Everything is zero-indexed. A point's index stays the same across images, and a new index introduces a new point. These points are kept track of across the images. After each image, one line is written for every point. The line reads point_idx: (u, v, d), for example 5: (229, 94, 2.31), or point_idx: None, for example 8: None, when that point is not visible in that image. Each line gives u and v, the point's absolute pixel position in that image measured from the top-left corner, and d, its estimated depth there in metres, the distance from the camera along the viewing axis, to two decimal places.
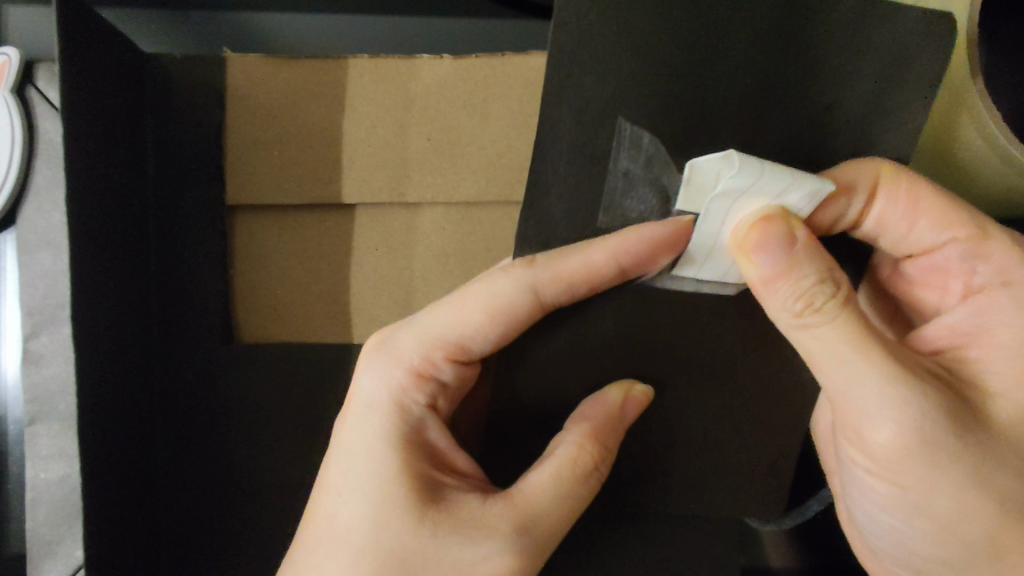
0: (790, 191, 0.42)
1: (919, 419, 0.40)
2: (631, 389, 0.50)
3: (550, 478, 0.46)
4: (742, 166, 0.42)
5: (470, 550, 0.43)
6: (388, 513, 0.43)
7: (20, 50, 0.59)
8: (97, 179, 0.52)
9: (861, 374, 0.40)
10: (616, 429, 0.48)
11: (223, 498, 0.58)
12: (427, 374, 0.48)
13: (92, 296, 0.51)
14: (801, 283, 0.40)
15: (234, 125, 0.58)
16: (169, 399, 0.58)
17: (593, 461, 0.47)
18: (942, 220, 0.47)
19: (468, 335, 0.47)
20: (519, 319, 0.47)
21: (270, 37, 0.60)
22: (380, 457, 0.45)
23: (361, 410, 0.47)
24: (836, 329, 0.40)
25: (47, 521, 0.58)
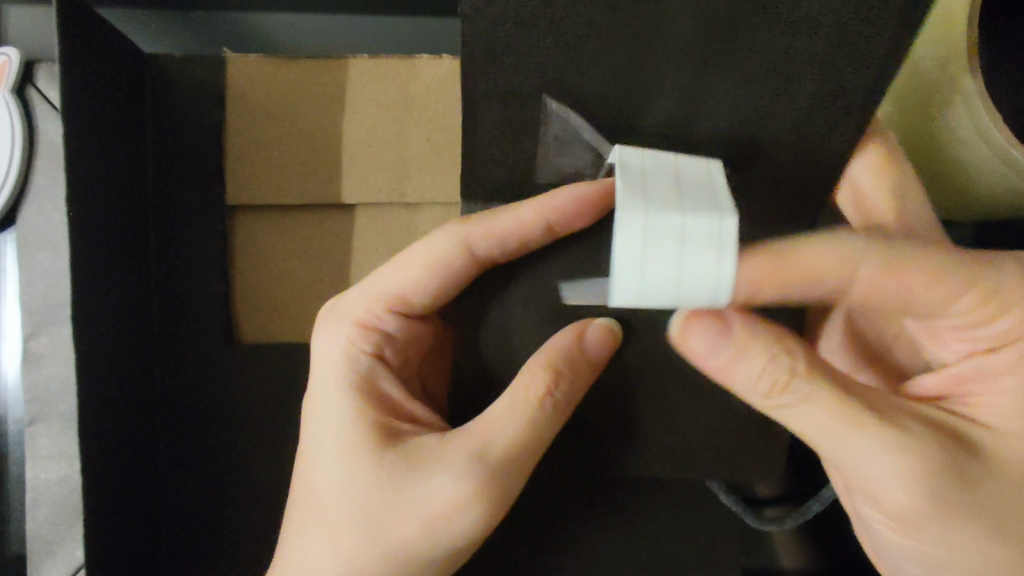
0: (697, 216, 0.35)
1: (902, 473, 0.38)
2: (586, 323, 0.44)
3: (509, 413, 0.42)
4: (639, 189, 0.35)
5: (426, 485, 0.40)
6: (348, 460, 0.41)
7: (20, 50, 0.59)
8: (97, 178, 0.52)
9: (828, 428, 0.40)
10: (578, 362, 0.43)
11: (223, 497, 0.58)
12: (372, 326, 0.47)
13: (94, 295, 0.51)
14: (759, 367, 0.40)
15: (234, 125, 0.58)
16: (169, 399, 0.58)
17: (546, 387, 0.42)
18: (923, 281, 0.40)
19: (405, 286, 0.46)
20: (456, 267, 0.45)
21: (270, 37, 0.60)
22: (336, 409, 0.44)
23: (318, 372, 0.46)
24: (811, 394, 0.39)
25: (48, 520, 0.58)
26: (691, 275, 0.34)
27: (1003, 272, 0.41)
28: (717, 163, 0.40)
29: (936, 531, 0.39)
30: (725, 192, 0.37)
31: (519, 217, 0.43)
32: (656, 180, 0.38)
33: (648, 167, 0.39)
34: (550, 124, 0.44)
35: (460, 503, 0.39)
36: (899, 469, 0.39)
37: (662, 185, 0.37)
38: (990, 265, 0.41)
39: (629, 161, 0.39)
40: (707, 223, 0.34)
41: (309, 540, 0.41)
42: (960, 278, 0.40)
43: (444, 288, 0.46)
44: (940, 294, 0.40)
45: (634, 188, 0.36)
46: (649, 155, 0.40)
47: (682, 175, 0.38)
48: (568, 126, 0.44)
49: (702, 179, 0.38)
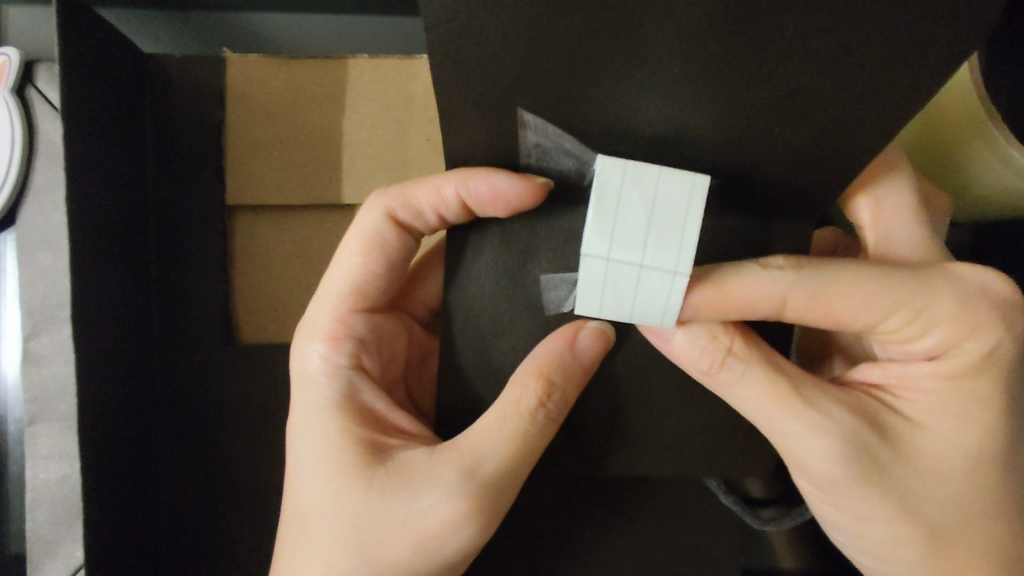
0: (650, 246, 0.35)
1: (823, 457, 0.39)
2: (584, 324, 0.43)
3: (494, 420, 0.40)
4: (598, 215, 0.35)
5: (417, 502, 0.38)
6: (338, 482, 0.40)
7: (20, 50, 0.59)
8: (98, 178, 0.52)
9: (749, 404, 0.41)
10: (567, 369, 0.41)
11: (222, 497, 0.58)
12: (342, 335, 0.46)
13: (94, 296, 0.51)
14: (696, 347, 0.40)
15: (234, 125, 0.59)
16: (169, 399, 0.58)
17: (539, 396, 0.40)
18: (863, 306, 0.38)
19: (355, 281, 0.47)
20: (393, 248, 0.47)
21: (269, 37, 0.60)
22: (319, 424, 0.43)
23: (301, 391, 0.45)
24: (736, 371, 0.40)
25: (48, 520, 0.58)
26: (643, 305, 0.36)
27: (943, 286, 0.39)
28: (706, 180, 0.34)
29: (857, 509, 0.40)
30: (696, 220, 0.34)
31: (440, 191, 0.42)
32: (632, 204, 0.35)
33: (626, 183, 0.34)
34: (526, 132, 0.38)
35: (452, 521, 0.38)
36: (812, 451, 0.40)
37: (633, 212, 0.34)
38: (933, 286, 0.39)
39: (604, 175, 0.34)
40: (662, 266, 0.35)
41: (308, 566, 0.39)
42: (899, 298, 0.38)
43: (391, 274, 0.48)
44: (877, 310, 0.38)
45: (601, 216, 0.34)
46: (634, 165, 0.34)
47: (660, 199, 0.34)
48: (547, 135, 0.38)
49: (679, 205, 0.34)
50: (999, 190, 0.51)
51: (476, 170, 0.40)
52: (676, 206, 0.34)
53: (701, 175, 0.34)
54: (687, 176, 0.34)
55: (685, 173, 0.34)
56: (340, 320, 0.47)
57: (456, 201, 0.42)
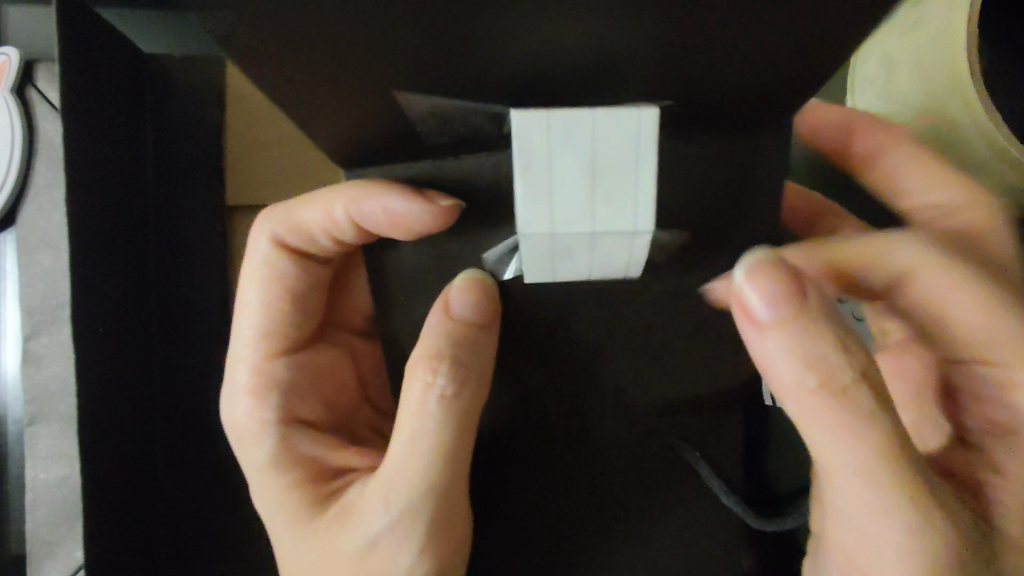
0: (600, 214, 0.30)
1: (926, 527, 0.33)
2: (449, 289, 0.40)
3: (406, 441, 0.38)
4: (531, 180, 0.29)
5: (362, 536, 0.39)
6: (296, 534, 0.41)
7: (20, 49, 0.59)
8: (96, 177, 0.52)
9: (872, 468, 0.32)
10: (460, 339, 0.39)
11: (223, 496, 0.58)
12: (264, 386, 0.46)
13: (96, 295, 0.51)
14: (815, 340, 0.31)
15: (235, 125, 0.60)
16: (168, 400, 0.58)
17: (437, 390, 0.38)
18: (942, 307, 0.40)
19: (265, 322, 0.47)
20: (295, 277, 0.48)
21: None
22: (268, 480, 0.43)
23: (241, 445, 0.45)
24: (854, 411, 0.31)
25: (48, 521, 0.58)
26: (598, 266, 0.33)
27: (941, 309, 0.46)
28: (651, 115, 0.29)
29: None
30: (649, 168, 0.29)
31: (329, 214, 0.44)
32: (569, 164, 0.29)
33: (562, 143, 0.29)
34: (413, 111, 0.34)
35: (399, 541, 0.39)
36: (915, 530, 0.33)
37: (572, 168, 0.29)
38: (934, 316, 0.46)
39: (529, 138, 0.29)
40: (617, 224, 0.30)
41: None
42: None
43: (301, 301, 0.48)
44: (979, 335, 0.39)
45: (535, 189, 0.29)
46: (559, 113, 0.29)
47: (602, 148, 0.29)
48: (440, 107, 0.33)
49: (627, 152, 0.29)
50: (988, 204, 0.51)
51: (367, 191, 0.41)
52: (620, 146, 0.29)
53: (645, 111, 0.29)
54: (628, 117, 0.29)
55: (625, 111, 0.29)
56: (259, 370, 0.46)
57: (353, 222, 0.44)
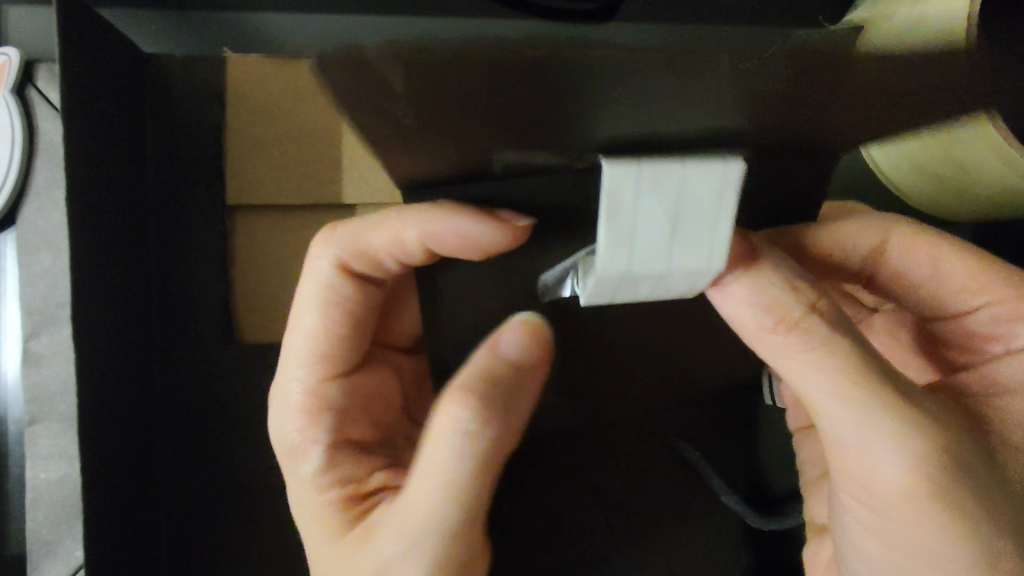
0: (678, 250, 0.28)
1: (936, 453, 0.31)
2: (506, 324, 0.38)
3: (433, 467, 0.36)
4: (613, 228, 0.27)
5: (383, 556, 0.37)
6: (327, 552, 0.40)
7: (20, 49, 0.59)
8: (97, 177, 0.52)
9: (847, 391, 0.32)
10: (506, 374, 0.37)
11: (221, 496, 0.58)
12: (316, 408, 0.45)
13: (95, 298, 0.51)
14: (773, 291, 0.33)
15: (234, 124, 0.60)
16: (170, 399, 0.58)
17: (470, 416, 0.36)
18: (923, 283, 0.43)
19: (318, 342, 0.47)
20: (352, 301, 0.48)
21: (276, 41, 0.59)
22: (309, 494, 0.43)
23: (286, 460, 0.45)
24: (815, 339, 0.32)
25: (48, 521, 0.58)
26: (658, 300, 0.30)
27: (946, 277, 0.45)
28: (739, 166, 0.27)
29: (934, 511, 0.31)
30: (728, 219, 0.27)
31: (398, 242, 0.43)
32: (651, 210, 0.27)
33: (646, 190, 0.26)
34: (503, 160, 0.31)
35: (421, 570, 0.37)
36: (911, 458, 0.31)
37: (654, 216, 0.27)
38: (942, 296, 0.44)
39: (617, 187, 0.26)
40: (692, 266, 0.28)
41: None
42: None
43: (359, 323, 0.48)
44: (951, 292, 0.42)
45: (615, 230, 0.27)
46: (652, 161, 0.26)
47: (686, 196, 0.27)
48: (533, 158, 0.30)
49: (707, 203, 0.27)
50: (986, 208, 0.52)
51: (435, 211, 0.36)
52: (707, 195, 0.27)
53: (733, 162, 0.27)
54: (714, 167, 0.27)
55: (711, 161, 0.27)
56: (310, 388, 0.46)
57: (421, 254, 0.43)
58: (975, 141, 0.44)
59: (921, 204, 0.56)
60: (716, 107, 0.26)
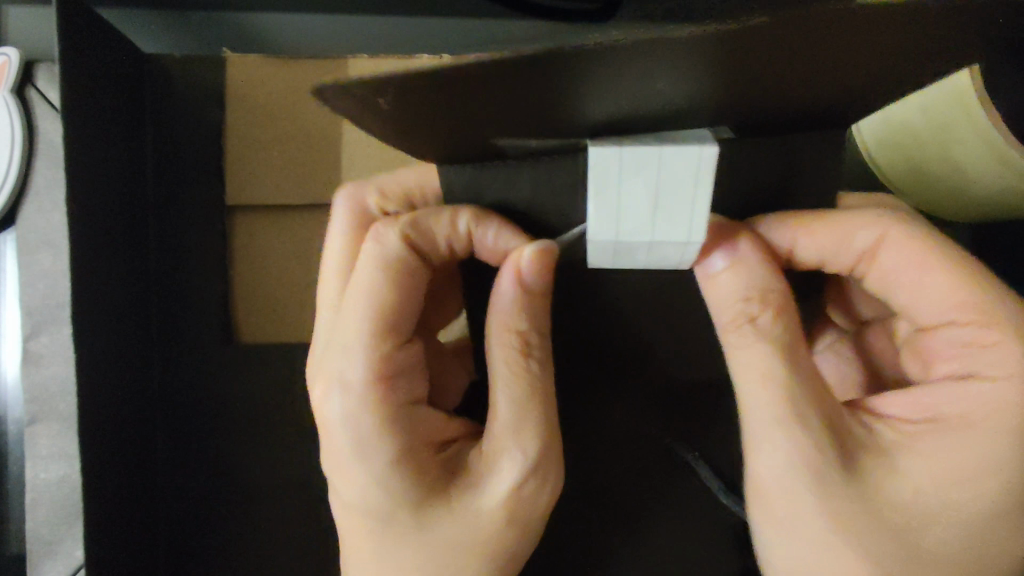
0: (663, 226, 0.32)
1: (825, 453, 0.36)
2: (519, 255, 0.38)
3: (512, 393, 0.40)
4: (600, 210, 0.31)
5: (500, 483, 0.39)
6: (435, 509, 0.39)
7: (20, 49, 0.59)
8: (96, 177, 0.52)
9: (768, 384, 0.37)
10: (537, 305, 0.41)
11: (220, 496, 0.58)
12: (384, 378, 0.39)
13: (97, 297, 0.51)
14: (738, 285, 0.38)
15: (234, 124, 0.60)
16: (170, 398, 0.58)
17: (520, 346, 0.41)
18: (913, 291, 0.40)
19: (387, 316, 0.40)
20: (415, 277, 0.41)
21: (270, 41, 0.60)
22: (394, 472, 0.38)
23: (351, 448, 0.39)
24: (756, 330, 0.38)
25: (48, 520, 0.58)
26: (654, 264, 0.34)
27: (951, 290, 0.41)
28: (713, 148, 0.30)
29: (812, 510, 0.37)
30: (706, 197, 0.31)
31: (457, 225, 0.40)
32: (635, 191, 0.31)
33: (630, 167, 0.30)
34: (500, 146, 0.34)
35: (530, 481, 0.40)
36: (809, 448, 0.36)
37: (637, 196, 0.31)
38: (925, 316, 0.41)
39: (602, 172, 0.31)
40: (674, 236, 0.32)
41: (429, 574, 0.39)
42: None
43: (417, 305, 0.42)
44: (934, 306, 0.39)
45: (604, 202, 0.31)
46: (632, 148, 0.30)
47: (665, 178, 0.30)
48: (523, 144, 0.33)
49: (686, 180, 0.30)
50: (983, 210, 0.52)
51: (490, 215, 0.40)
52: (681, 173, 0.30)
53: (709, 145, 0.30)
54: (692, 151, 0.30)
55: (689, 143, 0.30)
56: (376, 362, 0.39)
57: (471, 233, 0.40)
58: (977, 141, 0.45)
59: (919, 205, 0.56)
60: (688, 86, 0.26)
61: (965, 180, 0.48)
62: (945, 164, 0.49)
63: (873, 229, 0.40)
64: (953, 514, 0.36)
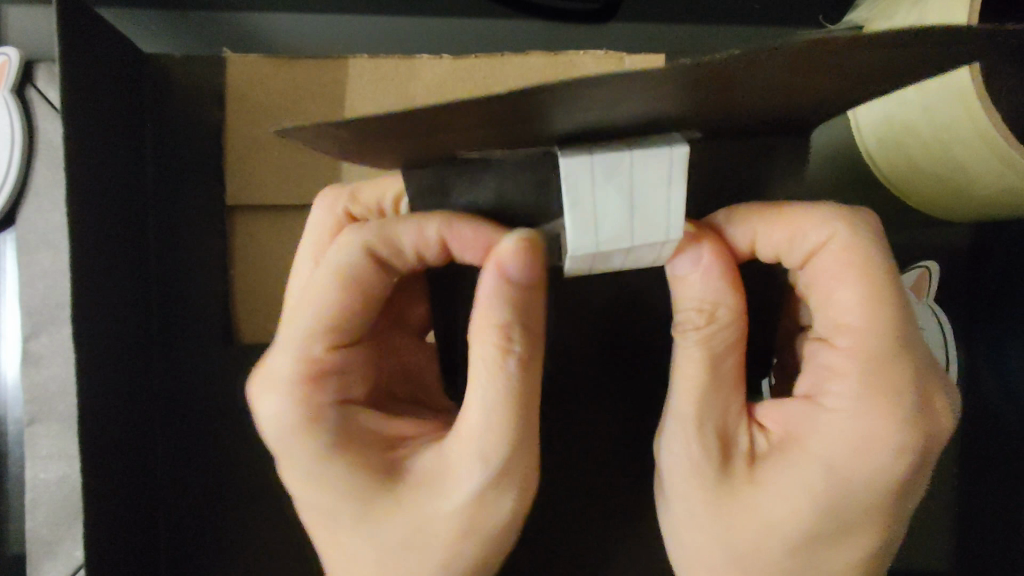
0: (639, 227, 0.34)
1: (711, 456, 0.40)
2: (502, 246, 0.37)
3: (484, 401, 0.39)
4: (576, 219, 0.33)
5: (457, 492, 0.40)
6: (376, 509, 0.41)
7: (20, 49, 0.59)
8: (96, 177, 0.51)
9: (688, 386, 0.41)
10: (525, 298, 0.39)
11: (219, 495, 0.58)
12: (316, 376, 0.43)
13: (96, 297, 0.51)
14: (689, 292, 0.40)
15: (234, 124, 0.59)
16: (169, 399, 0.58)
17: (500, 345, 0.39)
18: (825, 296, 0.40)
19: (328, 317, 0.43)
20: (372, 287, 0.44)
21: (272, 40, 0.60)
22: (328, 469, 0.41)
23: (280, 442, 0.42)
24: (704, 336, 0.41)
25: (48, 521, 0.58)
26: (631, 265, 0.36)
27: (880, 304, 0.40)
28: (684, 150, 0.33)
29: (684, 488, 0.42)
30: (679, 195, 0.33)
31: (423, 231, 0.40)
32: (610, 195, 0.33)
33: (601, 176, 0.32)
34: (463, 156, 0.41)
35: (488, 494, 0.40)
36: (705, 447, 0.41)
37: (611, 200, 0.33)
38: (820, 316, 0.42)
39: (575, 181, 0.32)
40: (653, 234, 0.34)
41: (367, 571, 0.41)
42: (890, 375, 0.37)
43: (370, 307, 0.44)
44: (830, 320, 0.40)
45: (582, 212, 0.33)
46: (602, 153, 0.32)
47: (638, 181, 0.33)
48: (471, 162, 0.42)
49: (659, 180, 0.33)
50: (985, 208, 0.51)
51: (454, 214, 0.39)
52: (647, 173, 0.33)
53: (678, 146, 0.33)
54: (663, 153, 0.32)
55: (658, 147, 0.33)
56: (310, 359, 0.43)
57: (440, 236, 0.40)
58: (976, 140, 0.44)
59: (921, 203, 0.56)
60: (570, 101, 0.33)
61: (967, 177, 0.48)
62: (946, 164, 0.49)
63: (822, 230, 0.39)
64: (775, 531, 0.39)
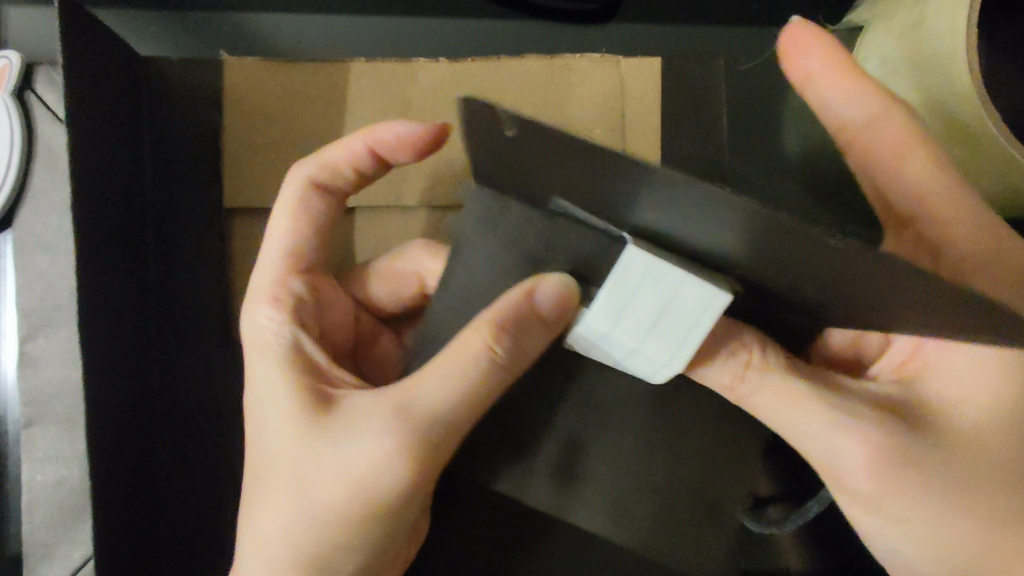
0: (641, 350, 0.38)
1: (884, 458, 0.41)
2: (546, 277, 0.40)
3: (442, 390, 0.41)
4: (596, 311, 0.37)
5: (351, 444, 0.41)
6: (285, 421, 0.43)
7: (21, 51, 0.59)
8: (96, 179, 0.51)
9: (815, 408, 0.42)
10: (522, 320, 0.39)
11: (217, 497, 0.58)
12: (283, 297, 0.50)
13: (97, 298, 0.51)
14: (728, 362, 0.42)
15: (232, 125, 0.59)
16: (168, 399, 0.58)
17: (485, 345, 0.40)
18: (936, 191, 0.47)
19: (286, 243, 0.52)
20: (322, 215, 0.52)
21: (270, 41, 0.60)
22: (272, 377, 0.46)
23: (252, 349, 0.48)
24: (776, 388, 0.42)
25: (47, 522, 0.58)
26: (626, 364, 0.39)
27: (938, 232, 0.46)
28: (725, 298, 0.35)
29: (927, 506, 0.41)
30: (699, 334, 0.36)
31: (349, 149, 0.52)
32: (642, 302, 0.36)
33: (644, 279, 0.35)
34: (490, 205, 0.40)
35: (379, 454, 0.41)
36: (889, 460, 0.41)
37: (640, 307, 0.36)
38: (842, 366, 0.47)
39: (621, 273, 0.36)
40: (652, 358, 0.38)
41: (264, 494, 0.43)
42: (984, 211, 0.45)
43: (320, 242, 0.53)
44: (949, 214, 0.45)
45: (612, 302, 0.36)
46: (660, 262, 0.35)
47: (672, 305, 0.36)
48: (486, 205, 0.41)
49: (691, 316, 0.36)
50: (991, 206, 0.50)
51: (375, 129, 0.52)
52: (681, 302, 0.36)
53: (723, 295, 0.35)
54: (708, 292, 0.35)
55: (706, 288, 0.35)
56: (281, 283, 0.50)
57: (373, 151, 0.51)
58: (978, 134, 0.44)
59: None
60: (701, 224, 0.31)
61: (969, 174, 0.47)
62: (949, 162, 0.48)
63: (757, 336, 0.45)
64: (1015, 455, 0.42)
